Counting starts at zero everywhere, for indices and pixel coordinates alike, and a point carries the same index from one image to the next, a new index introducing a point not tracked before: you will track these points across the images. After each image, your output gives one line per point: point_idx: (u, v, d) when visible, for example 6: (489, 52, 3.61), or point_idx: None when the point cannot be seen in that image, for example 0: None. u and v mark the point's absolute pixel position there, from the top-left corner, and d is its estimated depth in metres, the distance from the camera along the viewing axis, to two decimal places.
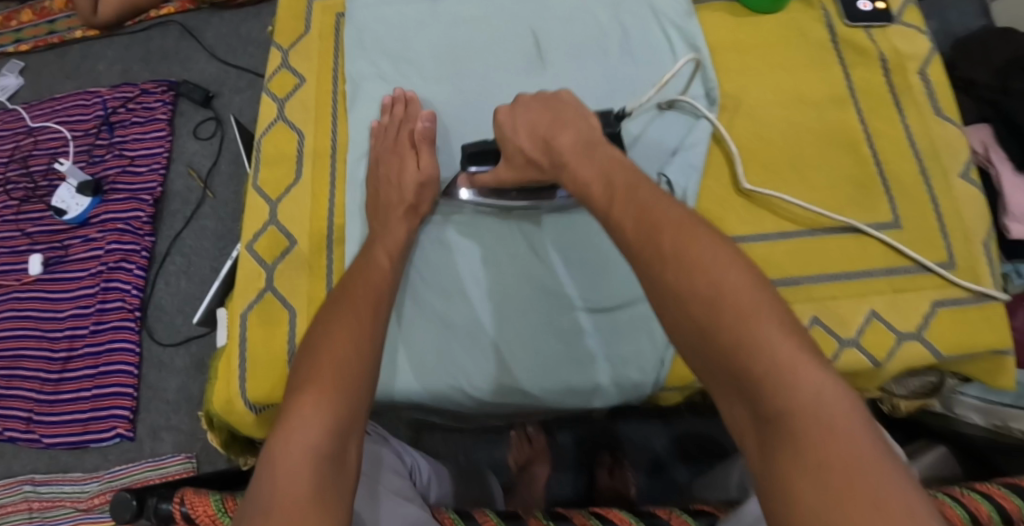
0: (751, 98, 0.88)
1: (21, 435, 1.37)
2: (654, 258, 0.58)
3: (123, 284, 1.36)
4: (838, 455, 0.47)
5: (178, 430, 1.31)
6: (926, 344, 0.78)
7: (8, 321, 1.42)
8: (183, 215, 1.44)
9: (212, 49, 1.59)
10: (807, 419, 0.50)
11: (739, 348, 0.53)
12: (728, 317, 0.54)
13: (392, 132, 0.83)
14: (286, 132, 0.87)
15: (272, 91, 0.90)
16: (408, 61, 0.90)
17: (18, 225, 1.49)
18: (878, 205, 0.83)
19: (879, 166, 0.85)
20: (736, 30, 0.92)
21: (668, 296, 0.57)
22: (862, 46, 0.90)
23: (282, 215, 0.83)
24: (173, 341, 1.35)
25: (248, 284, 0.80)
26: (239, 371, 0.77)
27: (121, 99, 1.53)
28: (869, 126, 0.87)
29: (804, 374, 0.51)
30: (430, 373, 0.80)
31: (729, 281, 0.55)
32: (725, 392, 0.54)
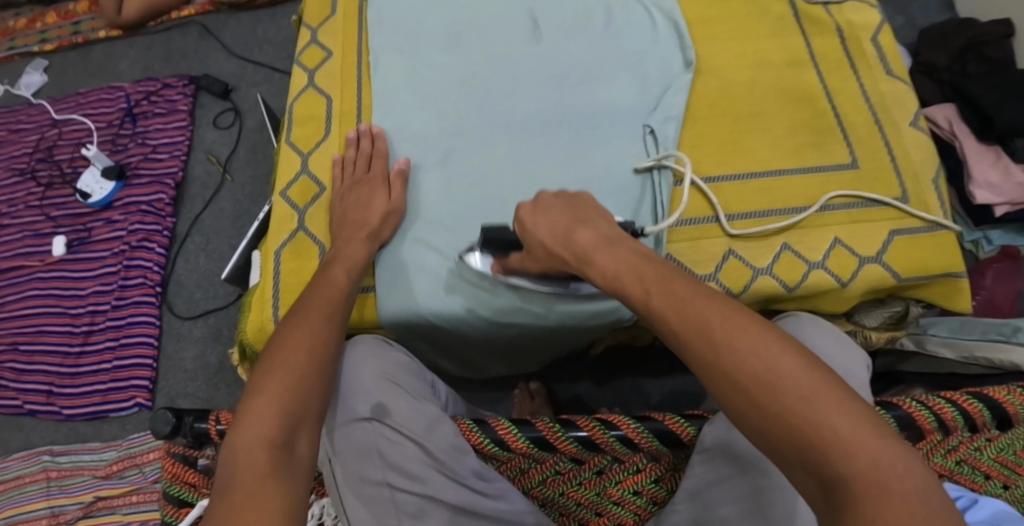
0: (719, 62, 0.97)
1: (42, 407, 1.43)
2: (702, 341, 0.57)
3: (145, 261, 1.43)
4: (902, 517, 0.46)
5: (195, 397, 1.36)
6: (885, 267, 0.86)
7: (32, 300, 1.49)
8: (203, 199, 1.51)
9: (229, 47, 1.68)
10: (878, 490, 0.48)
11: (802, 430, 0.51)
12: (786, 395, 0.53)
13: (360, 165, 0.89)
14: (315, 97, 0.96)
15: (303, 63, 0.98)
16: (420, 33, 0.99)
17: (42, 210, 1.56)
18: (837, 150, 0.92)
19: (838, 118, 0.94)
20: (707, 7, 1.01)
21: (724, 382, 0.56)
22: (820, 19, 1.00)
23: (312, 165, 0.92)
24: (192, 315, 1.42)
25: (282, 226, 0.88)
26: (272, 302, 0.84)
27: (144, 92, 1.62)
28: (828, 83, 0.96)
29: (868, 446, 0.50)
30: (400, 286, 0.86)
31: (785, 367, 0.54)
32: (792, 469, 0.52)
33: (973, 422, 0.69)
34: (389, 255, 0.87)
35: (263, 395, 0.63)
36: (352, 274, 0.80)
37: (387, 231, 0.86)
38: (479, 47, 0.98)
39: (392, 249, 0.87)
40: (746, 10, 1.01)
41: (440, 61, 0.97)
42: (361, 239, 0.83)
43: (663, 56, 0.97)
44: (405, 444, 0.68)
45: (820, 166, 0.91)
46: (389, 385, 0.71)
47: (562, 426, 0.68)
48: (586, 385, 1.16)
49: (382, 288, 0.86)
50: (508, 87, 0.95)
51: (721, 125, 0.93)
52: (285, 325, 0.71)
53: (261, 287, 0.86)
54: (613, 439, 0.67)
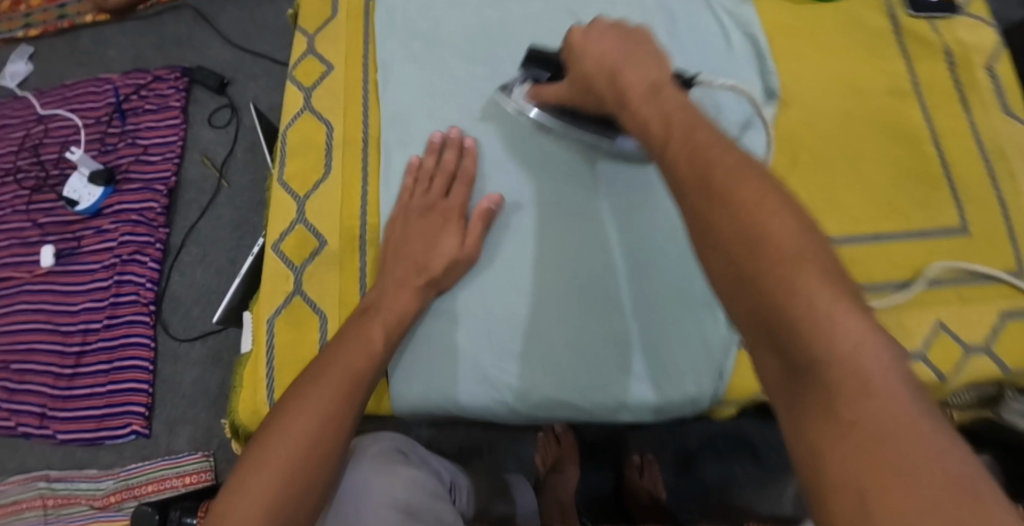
0: (804, 87, 0.85)
1: (36, 431, 1.33)
2: (700, 193, 0.50)
3: (137, 276, 1.33)
4: (872, 419, 0.39)
5: (195, 425, 1.28)
6: (994, 359, 0.75)
7: (20, 314, 1.39)
8: (199, 205, 1.40)
9: (226, 35, 1.54)
10: (847, 380, 0.41)
11: (775, 300, 0.44)
12: (767, 260, 0.45)
13: (431, 181, 0.78)
14: (314, 123, 0.85)
15: (298, 79, 0.88)
16: (440, 43, 0.85)
17: (29, 216, 1.45)
18: (944, 209, 0.80)
19: (943, 164, 0.82)
20: (795, 19, 0.88)
21: (707, 239, 0.49)
22: (926, 38, 0.87)
23: (310, 212, 0.81)
24: (190, 336, 1.32)
25: (276, 288, 0.78)
26: (267, 381, 0.74)
27: (133, 86, 1.49)
28: (935, 123, 0.84)
29: (845, 336, 0.42)
30: (446, 378, 0.74)
31: (773, 241, 0.45)
32: (757, 342, 0.46)
33: None
34: (427, 338, 0.75)
35: (243, 495, 0.59)
36: (391, 342, 0.70)
37: (449, 281, 0.75)
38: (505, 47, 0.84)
39: (429, 337, 0.75)
40: (837, 18, 0.88)
41: (457, 70, 0.84)
42: (416, 287, 0.72)
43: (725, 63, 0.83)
44: None
45: (925, 230, 0.79)
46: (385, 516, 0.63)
47: None
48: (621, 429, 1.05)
49: (420, 377, 0.74)
50: (540, 105, 0.82)
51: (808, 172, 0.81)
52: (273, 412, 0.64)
53: (253, 358, 0.76)
54: None
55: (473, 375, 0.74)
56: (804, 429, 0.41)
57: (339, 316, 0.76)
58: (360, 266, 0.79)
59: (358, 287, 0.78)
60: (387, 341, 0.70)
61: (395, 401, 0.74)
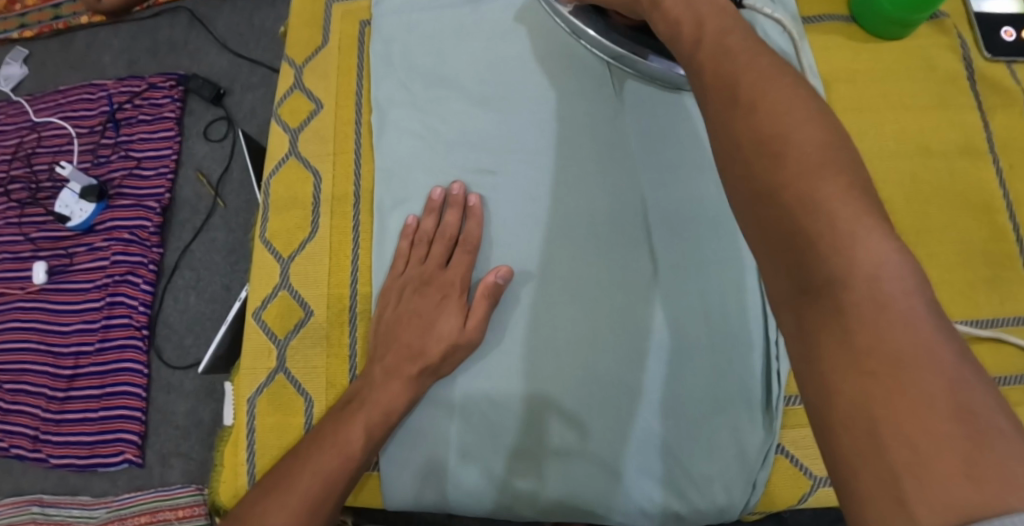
0: (868, 141, 0.77)
1: (28, 454, 1.28)
2: (727, 103, 0.48)
3: (129, 299, 1.28)
4: (890, 344, 0.40)
5: (188, 458, 1.23)
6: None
7: (12, 332, 1.34)
8: (193, 226, 1.35)
9: (223, 40, 1.47)
10: (864, 302, 0.41)
11: (794, 215, 0.43)
12: (790, 169, 0.44)
13: (427, 246, 0.74)
14: (299, 170, 0.79)
15: (284, 119, 0.82)
16: (443, 78, 0.79)
17: (21, 229, 1.40)
18: (1020, 295, 0.72)
19: (1020, 242, 0.73)
20: (853, 59, 0.80)
21: (731, 148, 0.47)
22: (1006, 87, 0.78)
23: (295, 278, 0.76)
24: (183, 364, 1.28)
25: (258, 363, 0.73)
26: (248, 466, 0.70)
27: (127, 93, 1.43)
28: (1009, 190, 0.75)
29: (866, 256, 0.42)
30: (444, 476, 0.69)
31: (800, 164, 0.44)
32: (770, 258, 0.45)
33: None
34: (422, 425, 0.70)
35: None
36: (374, 441, 0.66)
37: (448, 369, 0.69)
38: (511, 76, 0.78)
39: (422, 429, 0.70)
40: (906, 62, 0.79)
41: (458, 110, 0.77)
42: (410, 377, 0.68)
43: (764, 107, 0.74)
44: None
45: (994, 318, 0.71)
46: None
47: None
48: None
49: (415, 474, 0.70)
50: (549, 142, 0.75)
51: None
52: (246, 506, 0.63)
53: (233, 437, 0.72)
54: None
55: (481, 445, 0.69)
56: (819, 352, 0.42)
57: (326, 399, 0.72)
58: (349, 346, 0.73)
59: (348, 370, 0.72)
60: (369, 443, 0.66)
61: (388, 499, 0.70)
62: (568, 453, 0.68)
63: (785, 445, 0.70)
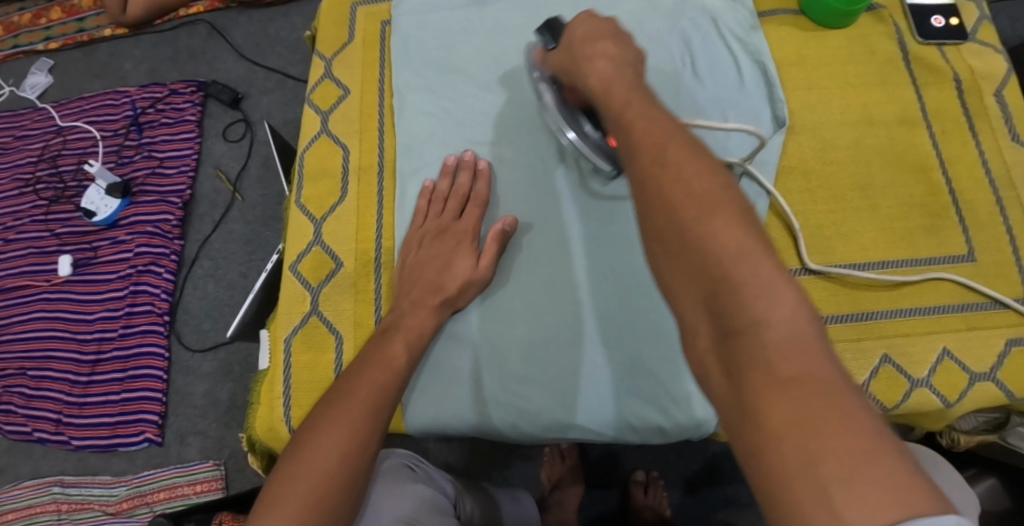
0: (819, 118, 0.86)
1: (50, 437, 1.35)
2: (649, 160, 0.57)
3: (152, 287, 1.36)
4: (808, 376, 0.45)
5: (205, 436, 1.30)
6: (999, 386, 0.76)
7: (38, 321, 1.41)
8: (212, 219, 1.44)
9: (240, 49, 1.57)
10: (782, 343, 0.46)
11: (720, 266, 0.50)
12: (691, 215, 0.52)
13: (445, 204, 0.81)
14: (330, 146, 0.88)
15: (317, 103, 0.91)
16: (454, 69, 0.88)
17: (47, 226, 1.49)
18: (952, 238, 0.81)
19: (952, 195, 0.83)
20: (802, 45, 0.89)
21: (654, 208, 0.55)
22: (936, 65, 0.88)
23: (327, 235, 0.84)
24: (202, 347, 1.35)
25: (294, 307, 0.81)
26: (283, 398, 0.78)
27: (150, 99, 1.52)
28: (942, 152, 0.84)
29: (782, 301, 0.47)
30: (446, 403, 0.77)
31: (720, 225, 0.51)
32: (691, 301, 0.51)
33: None
34: (437, 361, 0.78)
35: (280, 510, 0.58)
36: (413, 351, 0.73)
37: (463, 301, 0.78)
38: (483, 99, 0.86)
39: (439, 361, 0.78)
40: (846, 48, 0.89)
41: (468, 96, 0.87)
42: (433, 306, 0.75)
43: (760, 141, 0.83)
44: None
45: (933, 257, 0.80)
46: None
47: None
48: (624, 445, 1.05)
49: (426, 396, 0.78)
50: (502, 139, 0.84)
51: (818, 204, 0.83)
52: (316, 415, 0.65)
53: (270, 376, 0.80)
54: None
55: (468, 399, 0.77)
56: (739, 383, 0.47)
57: (355, 337, 0.80)
58: (374, 289, 0.82)
59: (374, 311, 0.81)
60: (409, 351, 0.72)
61: (405, 420, 0.78)
62: (558, 386, 0.77)
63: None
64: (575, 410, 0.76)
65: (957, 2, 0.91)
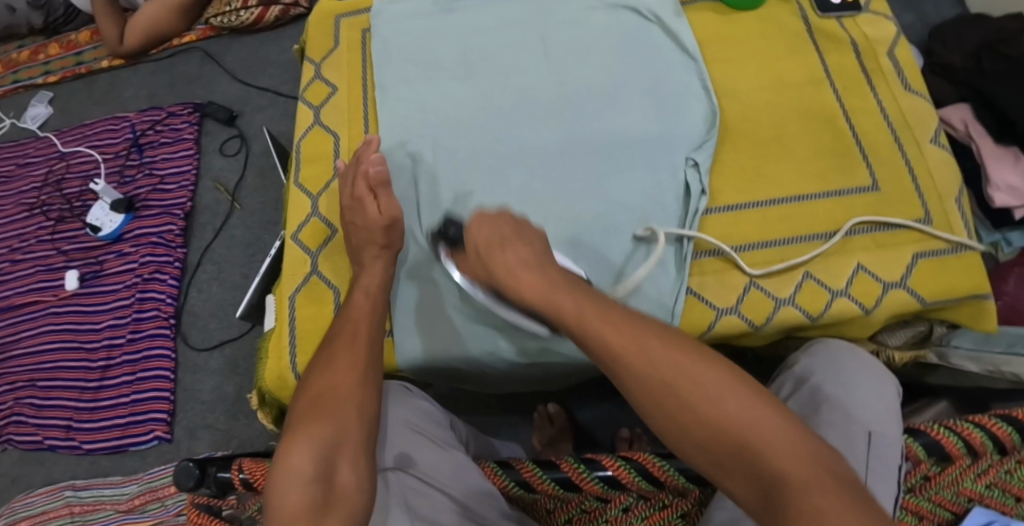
0: (737, 84, 0.97)
1: (62, 443, 1.41)
2: (632, 351, 0.63)
3: (158, 293, 1.44)
4: (855, 512, 0.51)
5: (214, 429, 1.37)
6: (909, 292, 0.86)
7: (47, 335, 1.48)
8: (213, 227, 1.52)
9: (233, 72, 1.68)
10: (814, 491, 0.53)
11: (739, 431, 0.57)
12: (684, 390, 0.60)
13: (353, 171, 0.90)
14: (323, 134, 0.97)
15: (308, 99, 1.00)
16: (431, 62, 0.99)
17: (54, 244, 1.57)
18: (858, 171, 0.91)
19: (857, 138, 0.93)
20: (722, 25, 1.01)
21: (652, 391, 0.61)
22: (835, 34, 1.00)
23: (324, 208, 0.93)
24: (207, 346, 1.43)
25: (296, 269, 0.90)
26: (290, 347, 0.86)
27: (149, 122, 1.62)
28: (845, 101, 0.96)
29: (799, 451, 0.55)
30: (434, 336, 0.87)
31: (717, 394, 0.59)
32: (725, 472, 0.57)
33: (1002, 445, 0.67)
34: (403, 308, 0.88)
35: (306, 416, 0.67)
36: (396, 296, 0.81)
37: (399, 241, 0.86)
38: (446, 96, 0.96)
39: (422, 302, 0.88)
40: (763, 25, 1.01)
41: (439, 87, 0.97)
42: None
43: (687, 94, 0.95)
44: (432, 492, 0.70)
45: (843, 189, 0.90)
46: (415, 437, 0.75)
47: (585, 465, 0.69)
48: (607, 407, 1.15)
49: (412, 331, 0.87)
50: (518, 108, 0.95)
51: (743, 151, 0.93)
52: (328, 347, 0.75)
53: (276, 333, 0.87)
54: (636, 478, 0.68)
55: (452, 328, 0.87)
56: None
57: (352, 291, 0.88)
58: None
59: None
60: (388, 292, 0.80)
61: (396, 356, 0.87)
62: None
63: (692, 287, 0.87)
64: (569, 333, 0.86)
65: None
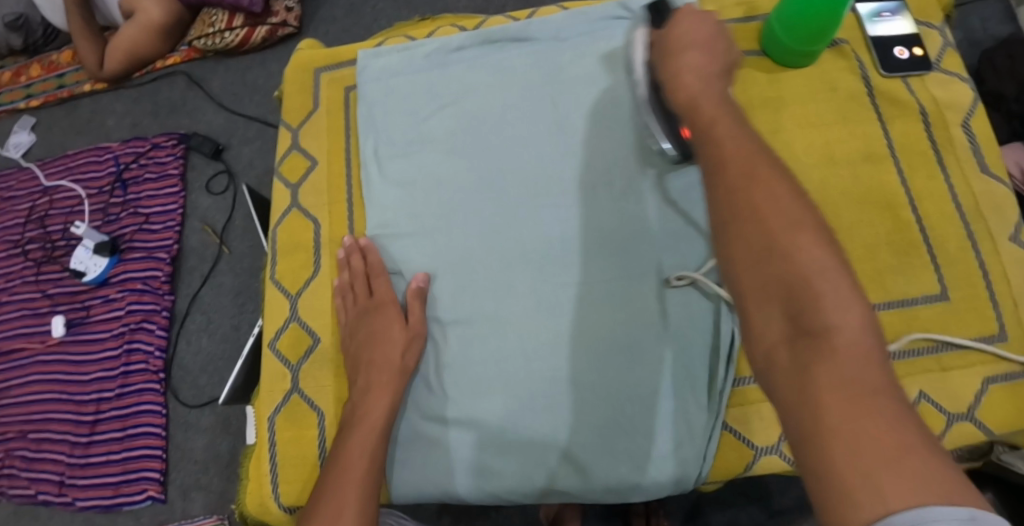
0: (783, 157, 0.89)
1: (54, 499, 1.34)
2: (736, 175, 0.59)
3: (145, 345, 1.38)
4: (868, 395, 0.48)
5: (208, 490, 1.32)
6: (977, 425, 0.80)
7: (33, 384, 1.41)
8: (201, 273, 1.45)
9: (219, 99, 1.58)
10: (844, 355, 0.50)
11: (800, 274, 0.53)
12: (776, 222, 0.55)
13: (359, 285, 0.87)
14: (302, 221, 0.93)
15: (284, 176, 0.95)
16: (424, 140, 0.92)
17: (38, 287, 1.49)
18: (924, 276, 0.84)
19: (924, 233, 0.86)
20: (767, 87, 0.92)
21: (738, 216, 0.57)
22: (900, 99, 0.91)
23: (302, 312, 0.89)
24: (199, 403, 1.37)
25: (275, 385, 0.86)
26: (271, 477, 0.83)
27: (133, 154, 1.53)
28: (911, 187, 0.88)
29: (850, 316, 0.51)
30: (422, 475, 0.83)
31: (802, 243, 0.54)
32: (765, 303, 0.54)
33: None
34: (404, 445, 0.84)
35: None
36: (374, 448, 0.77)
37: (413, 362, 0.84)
38: (437, 176, 0.90)
39: (416, 435, 0.84)
40: (799, 84, 0.92)
41: (430, 162, 0.91)
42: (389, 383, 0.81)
43: None
44: None
45: (905, 299, 0.84)
46: None
47: None
48: None
49: (403, 467, 0.83)
50: (524, 193, 0.87)
51: None
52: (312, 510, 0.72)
53: (256, 453, 0.85)
54: None
55: (442, 462, 0.82)
56: (810, 377, 0.50)
57: (336, 411, 0.84)
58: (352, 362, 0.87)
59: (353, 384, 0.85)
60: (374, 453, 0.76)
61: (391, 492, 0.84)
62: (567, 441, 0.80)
63: (730, 422, 0.82)
64: (620, 462, 0.79)
65: (921, 30, 0.95)
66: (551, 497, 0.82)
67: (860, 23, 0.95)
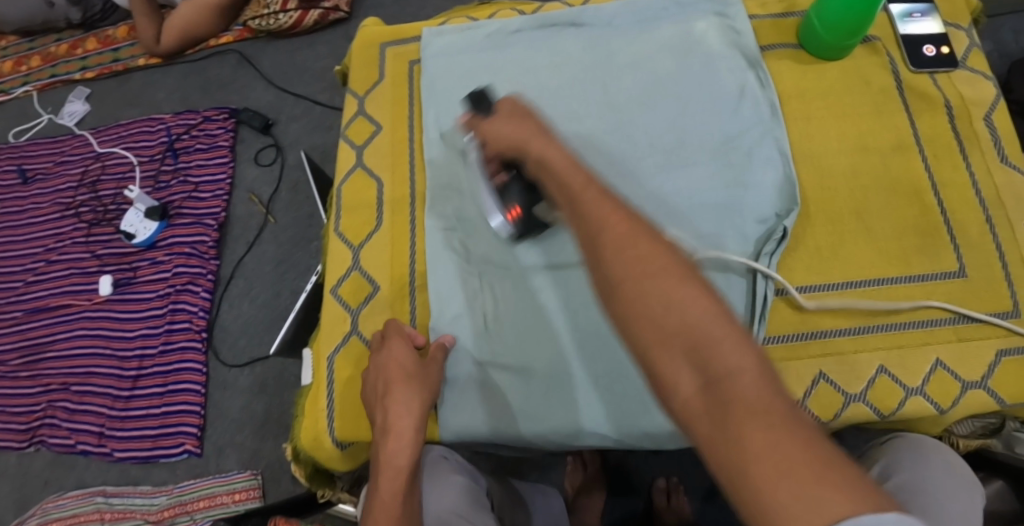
0: (817, 142, 0.94)
1: (93, 449, 1.40)
2: (594, 251, 0.61)
3: (190, 306, 1.44)
4: (777, 425, 0.49)
5: (242, 447, 1.37)
6: (990, 393, 0.84)
7: (78, 340, 1.48)
8: (246, 239, 1.52)
9: (269, 77, 1.65)
10: (738, 395, 0.51)
11: (684, 328, 0.54)
12: (629, 290, 0.57)
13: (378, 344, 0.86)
14: (365, 179, 0.99)
15: (350, 138, 1.02)
16: None
17: (88, 247, 1.56)
18: (945, 255, 0.89)
19: (946, 217, 0.90)
20: (803, 79, 0.98)
21: (612, 294, 0.59)
22: (928, 94, 0.96)
23: (363, 261, 0.95)
24: (239, 362, 1.43)
25: (334, 328, 0.92)
26: (327, 413, 0.89)
27: (185, 125, 1.61)
28: (936, 175, 0.92)
29: (737, 357, 0.52)
30: (464, 417, 0.87)
31: (682, 298, 0.55)
32: (670, 357, 0.54)
33: None
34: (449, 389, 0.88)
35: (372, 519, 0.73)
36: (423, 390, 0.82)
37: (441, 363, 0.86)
38: None
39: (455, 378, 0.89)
40: (833, 77, 0.97)
41: None
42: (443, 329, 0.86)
43: (757, 156, 0.91)
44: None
45: (925, 274, 0.88)
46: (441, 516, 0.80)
47: None
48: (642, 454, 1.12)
49: (446, 409, 0.88)
50: None
51: (814, 228, 0.91)
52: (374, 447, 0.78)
53: (314, 391, 0.91)
54: None
55: (480, 405, 0.87)
56: (726, 422, 0.50)
57: None
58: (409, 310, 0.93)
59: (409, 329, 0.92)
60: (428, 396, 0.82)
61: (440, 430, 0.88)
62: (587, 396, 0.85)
63: None
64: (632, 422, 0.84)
65: (949, 31, 1.00)
66: (580, 441, 0.86)
67: (892, 22, 1.00)
